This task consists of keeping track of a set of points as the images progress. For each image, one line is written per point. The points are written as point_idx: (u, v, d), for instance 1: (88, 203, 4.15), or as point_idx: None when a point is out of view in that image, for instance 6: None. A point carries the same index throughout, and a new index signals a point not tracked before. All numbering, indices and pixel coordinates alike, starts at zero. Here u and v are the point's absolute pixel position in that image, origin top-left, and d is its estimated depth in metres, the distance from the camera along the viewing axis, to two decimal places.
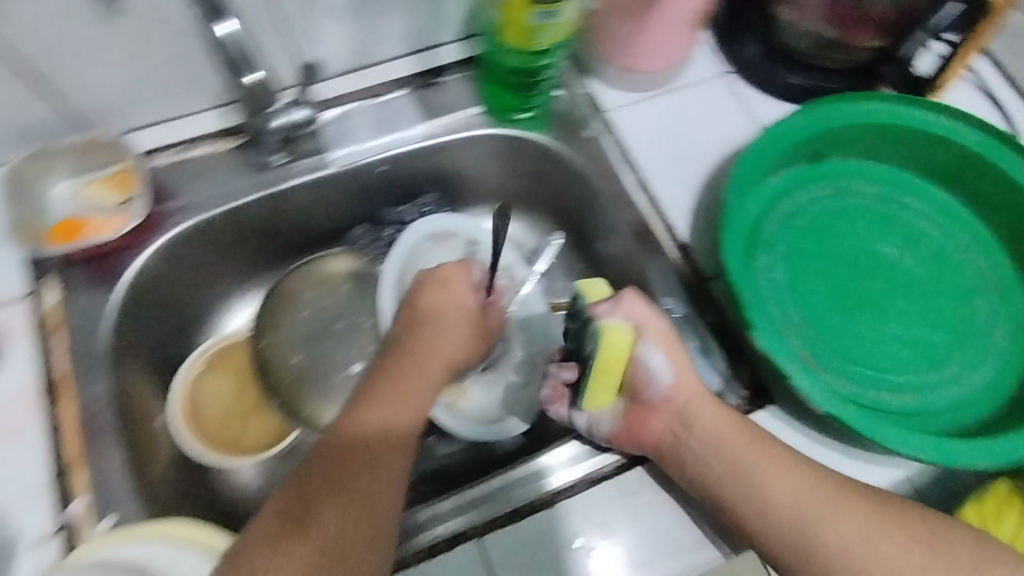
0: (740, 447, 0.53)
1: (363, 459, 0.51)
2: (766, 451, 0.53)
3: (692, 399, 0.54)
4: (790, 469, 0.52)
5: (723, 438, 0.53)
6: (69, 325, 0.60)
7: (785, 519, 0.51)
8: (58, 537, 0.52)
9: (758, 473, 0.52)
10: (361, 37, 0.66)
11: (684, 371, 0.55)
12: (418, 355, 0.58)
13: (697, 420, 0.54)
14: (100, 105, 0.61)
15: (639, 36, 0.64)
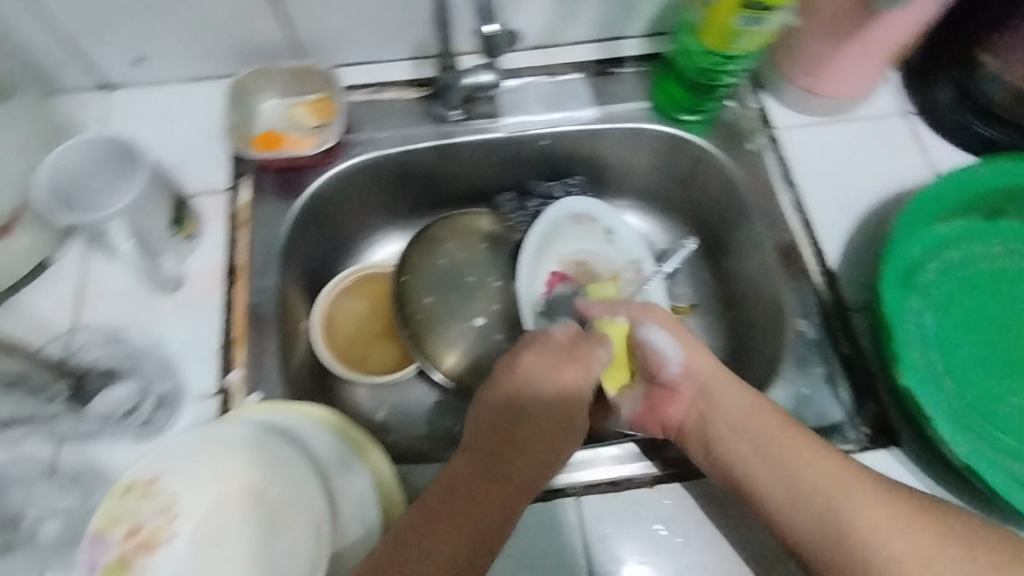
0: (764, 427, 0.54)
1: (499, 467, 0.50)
2: (792, 434, 0.53)
3: (711, 380, 0.57)
4: (814, 452, 0.51)
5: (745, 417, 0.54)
6: (252, 223, 0.67)
7: (814, 505, 0.50)
8: (217, 398, 0.58)
9: (788, 455, 0.52)
10: (557, 18, 0.71)
11: (698, 354, 0.59)
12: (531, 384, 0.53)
13: (715, 398, 0.56)
14: (321, 39, 0.69)
15: (833, 60, 0.64)
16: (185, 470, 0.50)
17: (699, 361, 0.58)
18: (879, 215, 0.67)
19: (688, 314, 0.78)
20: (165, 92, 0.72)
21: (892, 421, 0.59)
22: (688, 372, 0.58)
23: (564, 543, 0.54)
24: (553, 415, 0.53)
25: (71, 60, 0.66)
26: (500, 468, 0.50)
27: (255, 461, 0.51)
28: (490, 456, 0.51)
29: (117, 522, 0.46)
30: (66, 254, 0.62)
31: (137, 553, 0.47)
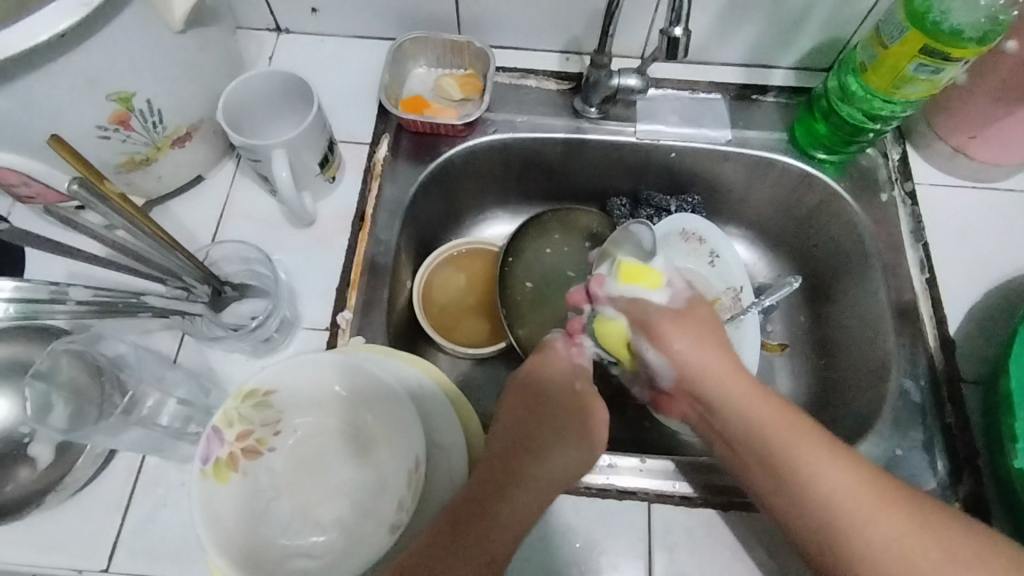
0: (775, 426, 0.48)
1: (512, 478, 0.49)
2: (805, 434, 0.47)
3: (716, 371, 0.53)
4: (831, 457, 0.46)
5: (754, 414, 0.50)
6: (384, 177, 0.70)
7: (828, 523, 0.44)
8: (327, 331, 0.61)
9: (800, 460, 0.46)
10: (712, 36, 0.71)
11: (705, 343, 0.55)
12: (540, 403, 0.55)
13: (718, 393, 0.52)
14: (483, 19, 0.72)
15: (996, 124, 0.62)
16: (296, 389, 0.52)
17: (704, 351, 0.54)
18: (1009, 291, 0.65)
19: (778, 353, 0.76)
20: (328, 43, 0.76)
21: (990, 504, 0.56)
22: (690, 363, 0.54)
23: (629, 545, 0.54)
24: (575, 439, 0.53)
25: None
26: (511, 481, 0.49)
27: (356, 390, 0.53)
28: (495, 475, 0.49)
29: (233, 423, 0.50)
30: (218, 174, 0.67)
31: (243, 455, 0.50)
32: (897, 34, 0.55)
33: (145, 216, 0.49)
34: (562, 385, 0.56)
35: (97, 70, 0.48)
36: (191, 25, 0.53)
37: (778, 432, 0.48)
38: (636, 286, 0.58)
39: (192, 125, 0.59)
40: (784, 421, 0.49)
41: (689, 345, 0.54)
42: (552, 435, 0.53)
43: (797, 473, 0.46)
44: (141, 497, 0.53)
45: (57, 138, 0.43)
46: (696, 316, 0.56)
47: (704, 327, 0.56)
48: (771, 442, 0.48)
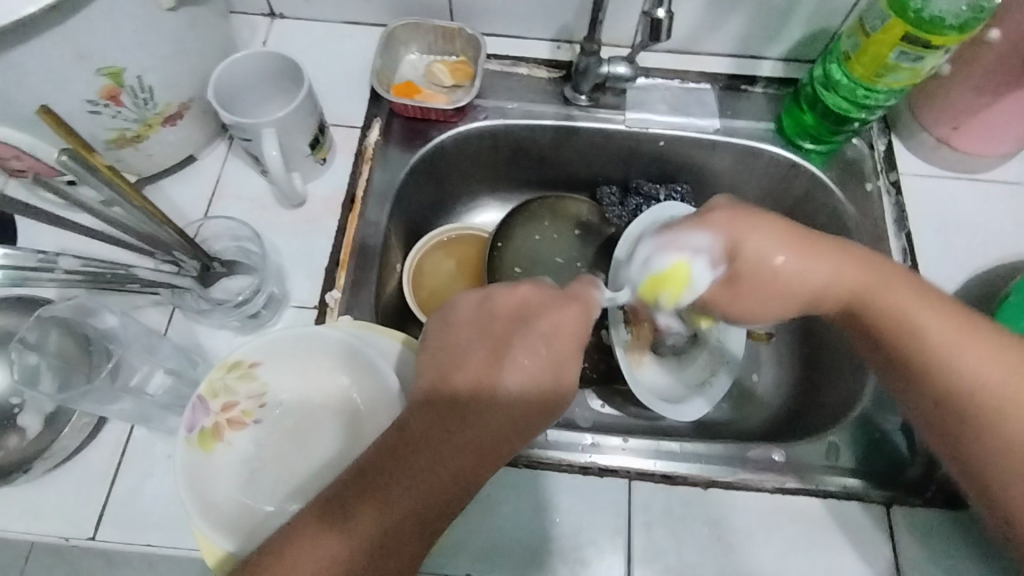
0: (929, 324, 0.46)
1: (442, 438, 0.42)
2: (923, 298, 0.47)
3: (836, 252, 0.49)
4: (990, 347, 0.45)
5: (913, 316, 0.47)
6: (375, 161, 0.71)
7: (971, 414, 0.45)
8: (315, 310, 0.62)
9: (927, 326, 0.46)
10: (702, 25, 0.72)
11: (833, 252, 0.49)
12: (516, 355, 0.45)
13: (862, 293, 0.48)
14: (476, 6, 0.73)
15: (977, 115, 0.63)
16: (280, 362, 0.53)
17: (839, 258, 0.49)
18: (989, 280, 0.66)
19: (764, 343, 0.76)
20: (323, 28, 0.77)
21: None
22: (819, 273, 0.49)
23: (609, 522, 0.55)
24: (524, 417, 0.44)
25: None
26: (450, 425, 0.43)
27: (341, 362, 0.54)
28: (432, 430, 0.42)
29: (218, 393, 0.51)
30: (210, 155, 0.68)
31: (228, 426, 0.51)
32: (879, 22, 0.56)
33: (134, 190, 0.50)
34: (562, 336, 0.46)
35: (88, 44, 0.49)
36: (184, 4, 0.54)
37: (927, 330, 0.46)
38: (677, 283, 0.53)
39: (184, 104, 0.59)
40: (932, 313, 0.46)
41: (833, 252, 0.49)
42: (503, 396, 0.44)
43: (944, 372, 0.45)
44: (127, 469, 0.54)
45: (45, 110, 0.43)
46: (815, 234, 0.49)
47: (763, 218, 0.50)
48: (917, 344, 0.46)
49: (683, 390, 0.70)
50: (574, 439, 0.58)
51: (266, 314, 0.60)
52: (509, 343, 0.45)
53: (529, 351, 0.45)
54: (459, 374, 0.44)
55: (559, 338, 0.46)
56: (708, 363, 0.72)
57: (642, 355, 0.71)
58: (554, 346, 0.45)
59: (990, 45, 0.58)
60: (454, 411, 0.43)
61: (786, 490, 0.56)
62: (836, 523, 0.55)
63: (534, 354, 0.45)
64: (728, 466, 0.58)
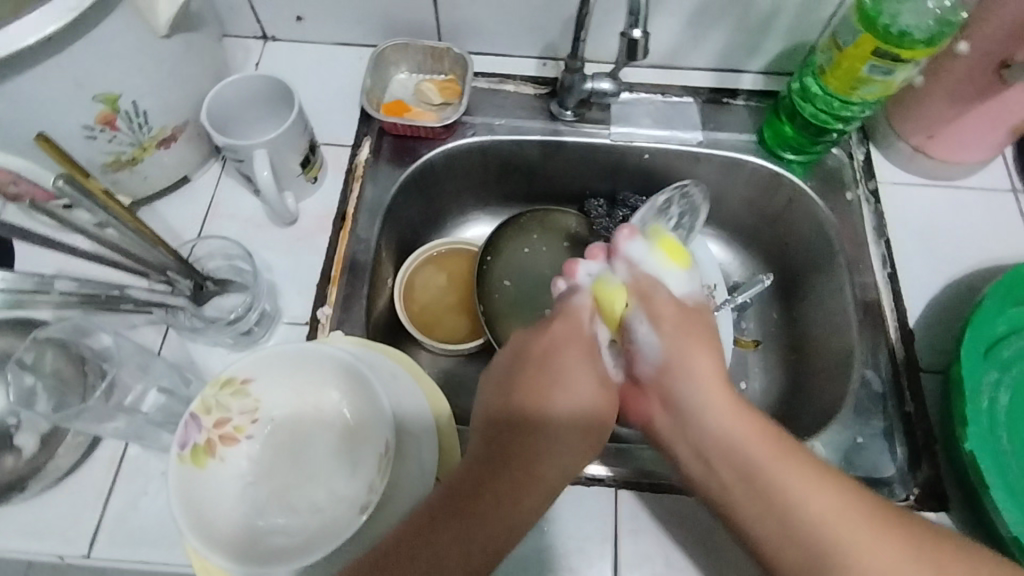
0: (762, 451, 0.47)
1: (523, 447, 0.49)
2: (774, 447, 0.47)
3: (702, 379, 0.51)
4: (823, 478, 0.45)
5: (762, 461, 0.46)
6: (365, 178, 0.72)
7: (809, 544, 0.43)
8: (307, 326, 0.63)
9: (777, 479, 0.45)
10: (683, 41, 0.74)
11: (699, 345, 0.52)
12: (557, 371, 0.52)
13: (703, 403, 0.50)
14: (462, 27, 0.75)
15: (950, 125, 0.65)
16: (271, 378, 0.54)
17: (699, 358, 0.51)
18: (967, 285, 0.67)
19: (752, 349, 0.77)
20: (314, 50, 0.79)
21: (945, 488, 0.58)
22: (682, 370, 0.51)
23: (597, 530, 0.56)
24: (569, 430, 0.50)
25: (243, 8, 0.75)
26: (504, 452, 0.49)
27: (332, 378, 0.54)
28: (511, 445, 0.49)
29: (211, 410, 0.52)
30: (203, 175, 0.69)
31: (221, 442, 0.51)
32: (851, 37, 0.58)
33: (130, 214, 0.52)
34: (572, 348, 0.53)
35: (84, 72, 0.50)
36: (177, 31, 0.56)
37: (764, 453, 0.47)
38: (662, 257, 0.55)
39: (177, 127, 0.61)
40: (767, 440, 0.47)
41: (688, 380, 0.51)
42: (551, 419, 0.50)
43: (781, 499, 0.45)
44: (122, 486, 0.55)
45: (44, 138, 0.46)
46: (695, 316, 0.54)
47: (692, 326, 0.53)
48: (756, 467, 0.46)
49: None
50: None
51: (259, 331, 0.61)
52: (528, 365, 0.52)
53: (548, 366, 0.52)
54: (511, 407, 0.51)
55: (570, 345, 0.53)
56: None
57: None
58: (580, 358, 0.53)
59: (960, 57, 0.59)
60: (522, 426, 0.50)
61: None
62: None
63: (553, 367, 0.52)
64: None
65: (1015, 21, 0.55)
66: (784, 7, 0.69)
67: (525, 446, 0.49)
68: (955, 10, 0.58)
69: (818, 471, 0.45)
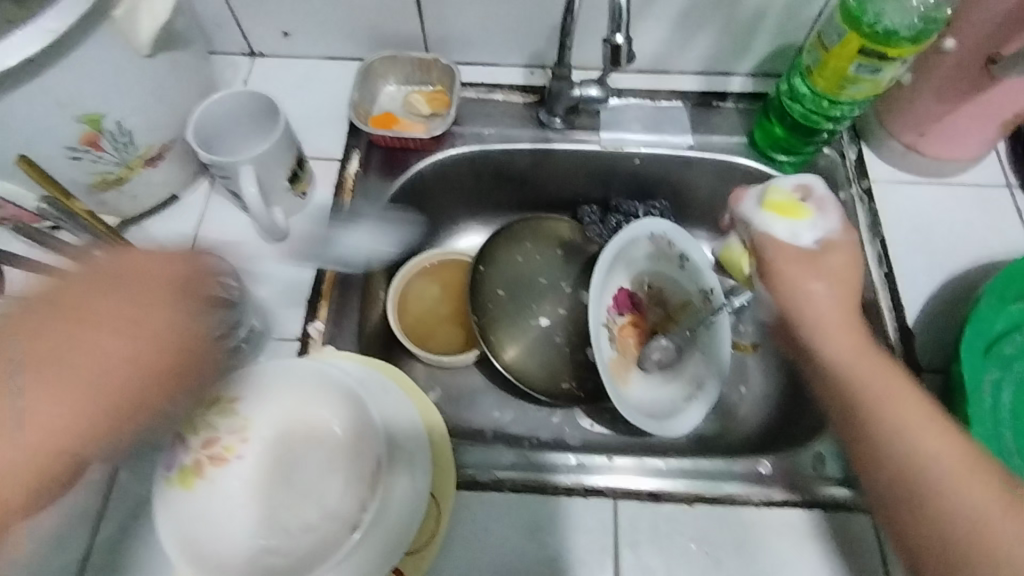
0: (881, 386, 0.48)
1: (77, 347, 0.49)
2: (893, 385, 0.48)
3: (830, 315, 0.52)
4: (951, 444, 0.45)
5: (882, 393, 0.48)
6: (355, 191, 0.72)
7: (918, 484, 0.44)
8: (299, 342, 0.63)
9: (892, 420, 0.47)
10: (670, 46, 0.74)
11: (841, 293, 0.53)
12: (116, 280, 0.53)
13: (828, 345, 0.51)
14: (449, 37, 0.75)
15: (941, 121, 0.64)
16: (261, 397, 0.53)
17: (829, 296, 0.52)
18: (965, 282, 0.66)
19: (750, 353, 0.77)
20: (302, 65, 0.79)
21: None
22: (813, 315, 0.52)
23: (596, 542, 0.55)
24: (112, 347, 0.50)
25: (229, 24, 0.75)
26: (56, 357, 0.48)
27: (322, 395, 0.54)
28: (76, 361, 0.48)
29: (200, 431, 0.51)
30: (192, 193, 0.69)
31: (210, 463, 0.51)
32: (836, 37, 0.58)
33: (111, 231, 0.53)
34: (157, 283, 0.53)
35: (66, 93, 0.50)
36: (160, 50, 0.56)
37: (905, 415, 0.47)
38: (786, 219, 0.55)
39: (164, 145, 0.61)
40: (888, 379, 0.48)
41: (825, 301, 0.52)
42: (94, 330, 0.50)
43: (895, 438, 0.46)
44: (113, 509, 0.54)
45: (24, 159, 0.50)
46: (842, 247, 0.55)
47: (837, 266, 0.54)
48: (880, 423, 0.47)
49: (671, 407, 0.71)
50: (558, 461, 0.58)
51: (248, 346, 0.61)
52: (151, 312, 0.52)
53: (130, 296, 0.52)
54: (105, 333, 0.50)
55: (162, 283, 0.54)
56: (693, 380, 0.73)
57: (629, 371, 0.72)
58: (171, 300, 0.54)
59: (947, 53, 0.59)
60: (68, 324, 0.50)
61: (771, 502, 0.56)
62: (826, 534, 0.55)
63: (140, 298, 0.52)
64: (714, 481, 0.57)
65: (1001, 16, 0.55)
66: (770, 8, 0.68)
67: (16, 334, 0.46)
68: (939, 6, 0.57)
69: (965, 451, 0.45)
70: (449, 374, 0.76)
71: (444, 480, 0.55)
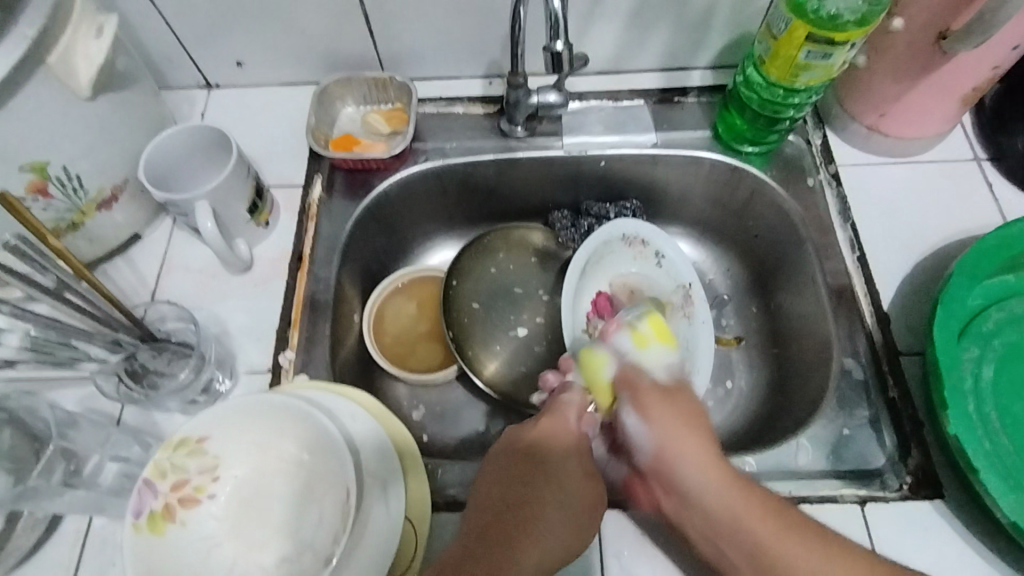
0: (750, 522, 0.46)
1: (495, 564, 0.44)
2: (764, 515, 0.46)
3: (676, 448, 0.49)
4: (816, 551, 0.44)
5: (751, 526, 0.46)
6: (319, 217, 0.71)
7: None
8: (270, 373, 0.62)
9: (778, 553, 0.45)
10: (626, 45, 0.73)
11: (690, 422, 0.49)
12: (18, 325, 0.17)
13: (681, 469, 0.48)
14: (404, 54, 0.75)
15: (899, 101, 0.64)
16: (229, 433, 0.52)
17: (674, 431, 0.49)
18: (939, 260, 0.65)
19: (734, 347, 0.76)
20: (260, 93, 0.79)
21: (938, 473, 0.56)
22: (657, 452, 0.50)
23: (579, 556, 0.54)
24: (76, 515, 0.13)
25: (182, 59, 0.74)
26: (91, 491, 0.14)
27: (292, 427, 0.52)
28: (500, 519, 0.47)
29: (166, 474, 0.49)
30: (155, 231, 0.69)
31: (180, 505, 0.49)
32: (783, 25, 0.57)
33: (84, 269, 0.49)
34: None
35: (7, 145, 0.50)
36: (101, 91, 0.55)
37: (772, 529, 0.46)
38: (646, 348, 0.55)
39: (117, 186, 0.60)
40: (756, 511, 0.46)
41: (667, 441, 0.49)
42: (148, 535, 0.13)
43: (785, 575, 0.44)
44: (88, 561, 0.53)
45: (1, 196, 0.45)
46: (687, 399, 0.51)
47: (677, 404, 0.51)
48: (754, 542, 0.46)
49: None
50: None
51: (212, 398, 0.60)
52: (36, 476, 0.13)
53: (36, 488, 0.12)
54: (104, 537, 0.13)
55: None
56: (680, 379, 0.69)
57: None
58: None
59: (896, 32, 0.59)
60: (513, 504, 0.47)
61: None
62: None
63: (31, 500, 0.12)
64: None
65: None
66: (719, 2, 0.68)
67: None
68: None
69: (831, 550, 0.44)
70: (431, 393, 0.76)
71: (423, 504, 0.54)
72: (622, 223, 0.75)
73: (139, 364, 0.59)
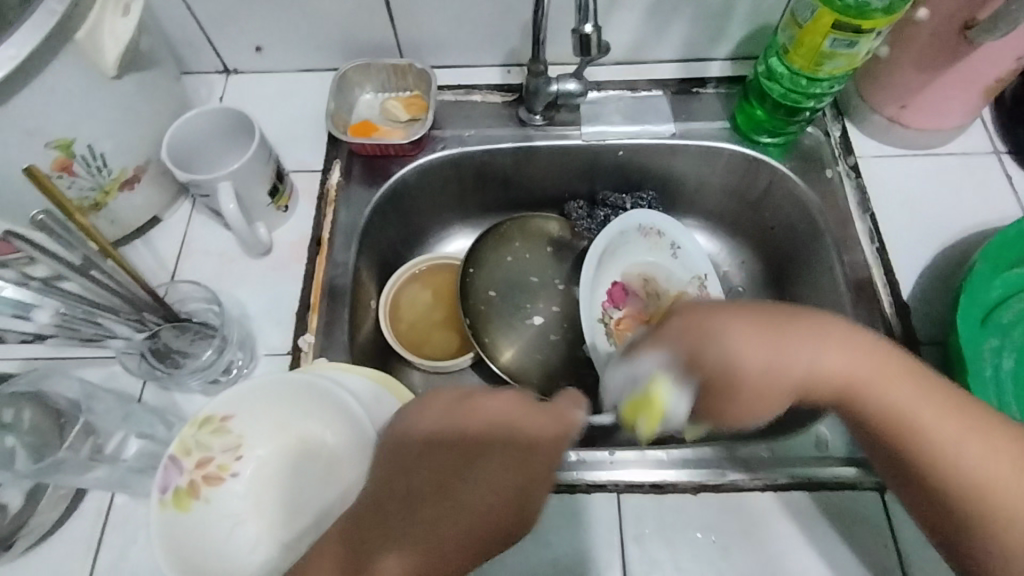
0: (849, 368, 0.42)
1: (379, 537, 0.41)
2: (869, 362, 0.42)
3: (749, 344, 0.41)
4: (908, 396, 0.42)
5: (848, 371, 0.42)
6: (337, 202, 0.71)
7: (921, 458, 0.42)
8: (290, 356, 0.62)
9: (877, 400, 0.42)
10: (646, 34, 0.73)
11: (757, 330, 0.41)
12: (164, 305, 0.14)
13: (748, 362, 0.41)
14: (424, 42, 0.75)
15: (922, 92, 0.64)
16: (252, 414, 0.52)
17: (743, 333, 0.41)
18: (957, 252, 0.66)
19: None
20: (278, 79, 0.79)
21: None
22: (723, 373, 0.42)
23: (600, 537, 0.54)
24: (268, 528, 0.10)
25: (201, 43, 0.75)
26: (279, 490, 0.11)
27: (315, 408, 0.52)
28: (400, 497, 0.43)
29: (191, 451, 0.49)
30: (174, 214, 0.69)
31: (204, 483, 0.49)
32: (809, 13, 0.57)
33: (109, 247, 0.49)
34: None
35: (33, 120, 0.50)
36: (126, 71, 0.55)
37: (870, 376, 0.42)
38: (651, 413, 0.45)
39: (140, 167, 0.60)
40: (865, 358, 0.42)
41: (737, 340, 0.41)
42: None
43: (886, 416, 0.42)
44: (110, 538, 0.54)
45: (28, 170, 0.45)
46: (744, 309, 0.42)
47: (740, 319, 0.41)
48: (850, 390, 0.43)
49: None
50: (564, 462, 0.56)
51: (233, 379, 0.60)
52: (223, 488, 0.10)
53: None
54: None
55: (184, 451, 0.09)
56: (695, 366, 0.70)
57: None
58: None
59: (921, 23, 0.59)
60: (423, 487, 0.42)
61: (779, 484, 0.55)
62: (834, 512, 0.54)
63: None
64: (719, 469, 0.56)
65: None
66: None
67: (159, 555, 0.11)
68: None
69: (921, 390, 0.42)
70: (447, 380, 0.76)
71: None
72: (640, 214, 0.75)
73: (163, 343, 0.59)
